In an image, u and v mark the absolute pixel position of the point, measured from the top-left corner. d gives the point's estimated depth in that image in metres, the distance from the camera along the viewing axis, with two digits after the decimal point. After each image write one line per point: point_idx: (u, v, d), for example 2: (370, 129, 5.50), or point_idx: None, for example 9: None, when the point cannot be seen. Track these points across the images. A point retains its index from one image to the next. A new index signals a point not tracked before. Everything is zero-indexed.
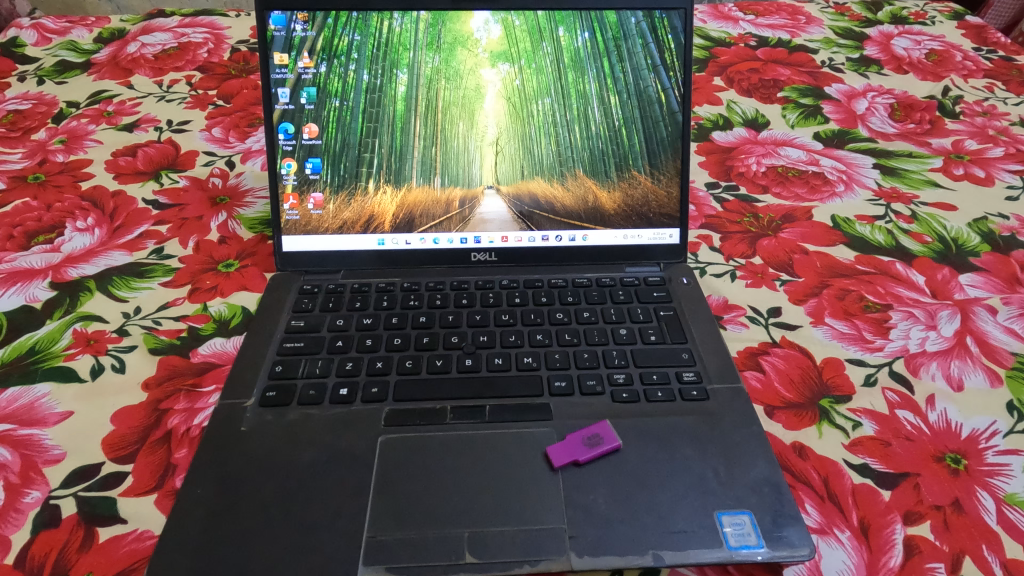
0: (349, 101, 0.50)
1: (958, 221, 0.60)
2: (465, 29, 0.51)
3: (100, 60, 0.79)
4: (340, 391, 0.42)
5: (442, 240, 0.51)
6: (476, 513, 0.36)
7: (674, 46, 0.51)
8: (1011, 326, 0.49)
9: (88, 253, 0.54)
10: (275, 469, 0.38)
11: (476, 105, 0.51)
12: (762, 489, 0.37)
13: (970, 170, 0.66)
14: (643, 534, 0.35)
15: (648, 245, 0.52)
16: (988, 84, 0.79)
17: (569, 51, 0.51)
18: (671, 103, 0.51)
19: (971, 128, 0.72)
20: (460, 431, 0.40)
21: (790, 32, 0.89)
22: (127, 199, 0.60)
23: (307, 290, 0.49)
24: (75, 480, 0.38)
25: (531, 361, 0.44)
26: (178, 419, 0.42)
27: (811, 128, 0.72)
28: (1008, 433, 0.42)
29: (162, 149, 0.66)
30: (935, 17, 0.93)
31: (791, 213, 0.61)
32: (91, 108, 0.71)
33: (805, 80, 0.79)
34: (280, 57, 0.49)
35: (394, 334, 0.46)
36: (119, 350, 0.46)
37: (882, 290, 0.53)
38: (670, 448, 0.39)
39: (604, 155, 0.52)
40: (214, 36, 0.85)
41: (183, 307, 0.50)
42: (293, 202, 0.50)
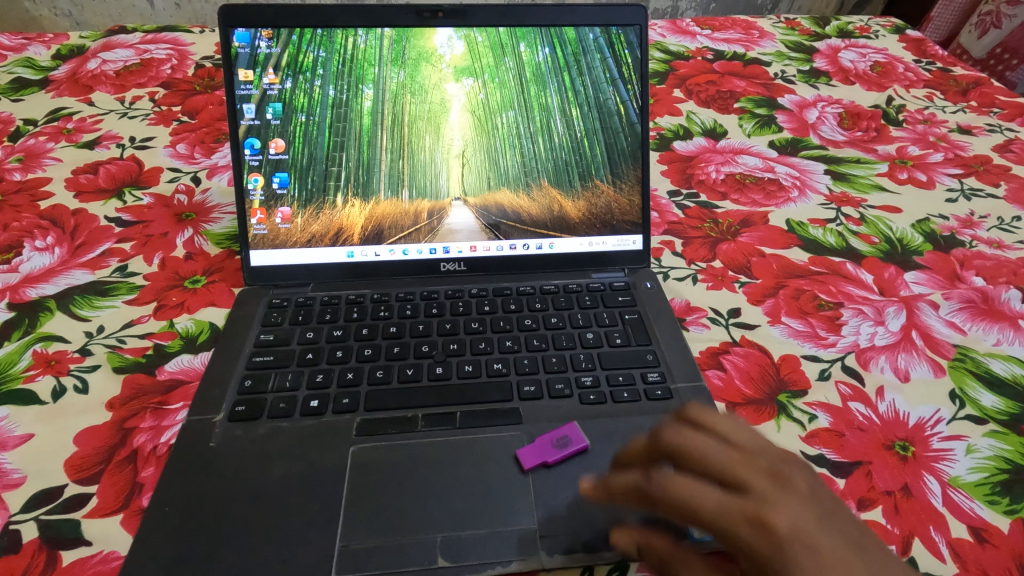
0: (315, 116, 0.51)
1: (903, 222, 0.64)
2: (430, 45, 0.52)
3: (59, 77, 0.78)
4: (311, 403, 0.42)
5: (411, 252, 0.52)
6: (449, 518, 0.36)
7: (631, 60, 0.53)
8: (951, 320, 0.53)
9: (47, 272, 0.53)
10: (246, 484, 0.37)
11: (442, 118, 0.52)
12: None
13: (913, 174, 0.70)
14: (612, 531, 0.36)
15: (612, 251, 0.54)
16: (928, 94, 0.84)
17: (531, 66, 0.53)
18: (630, 115, 0.53)
19: (913, 135, 0.76)
20: (432, 438, 0.41)
21: (745, 46, 0.93)
22: (88, 217, 0.59)
23: (277, 303, 0.49)
24: (37, 504, 0.37)
25: (501, 367, 0.45)
26: (145, 437, 0.41)
27: (766, 137, 0.75)
28: (951, 420, 0.45)
29: (125, 166, 0.65)
30: (879, 31, 0.99)
31: (748, 218, 0.64)
32: (50, 126, 0.70)
33: (760, 91, 0.83)
34: (244, 73, 0.49)
35: (365, 345, 0.46)
36: (81, 370, 0.45)
37: (834, 289, 0.55)
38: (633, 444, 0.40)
39: (568, 165, 0.53)
40: (177, 52, 0.84)
41: (149, 324, 0.49)
42: (261, 216, 0.50)
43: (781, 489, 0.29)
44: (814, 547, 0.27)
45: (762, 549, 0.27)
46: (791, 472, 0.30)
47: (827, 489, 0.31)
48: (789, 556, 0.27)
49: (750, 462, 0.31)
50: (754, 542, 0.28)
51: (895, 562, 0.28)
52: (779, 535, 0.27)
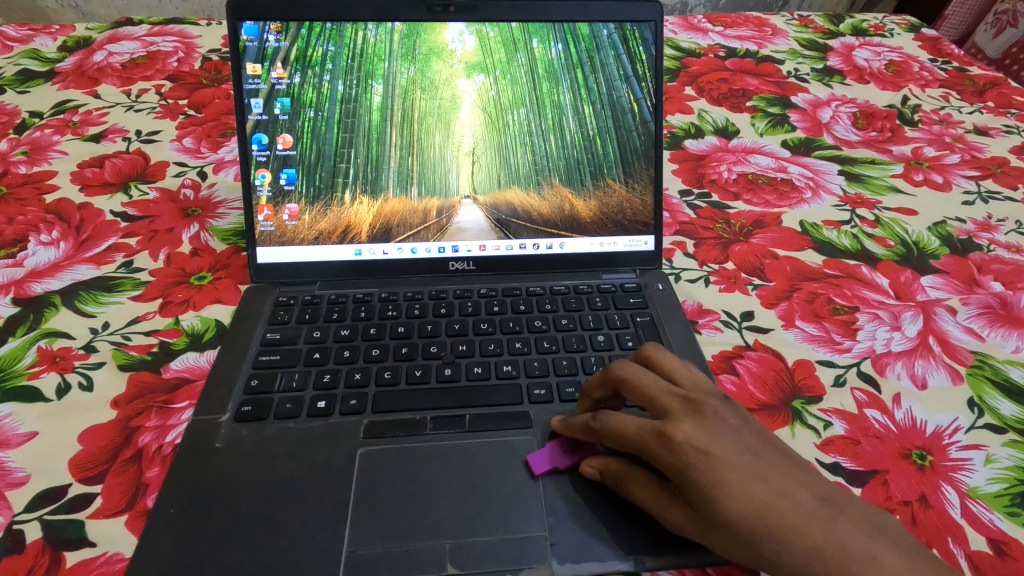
0: (323, 111, 0.50)
1: (919, 225, 0.62)
2: (440, 40, 0.51)
3: (65, 69, 0.78)
4: (318, 404, 0.41)
5: (419, 250, 0.51)
6: (457, 524, 0.36)
7: (645, 57, 0.52)
8: (969, 326, 0.52)
9: (52, 267, 0.52)
10: (251, 486, 0.37)
11: (452, 115, 0.51)
12: None
13: (929, 176, 0.69)
14: (624, 539, 0.35)
15: (623, 252, 0.53)
16: (943, 94, 0.83)
17: (543, 62, 0.52)
18: (644, 114, 0.52)
19: (929, 136, 0.75)
20: (441, 441, 0.40)
21: (757, 43, 0.92)
22: (94, 211, 0.58)
23: (283, 301, 0.49)
24: (41, 503, 0.37)
25: (510, 369, 0.44)
26: (150, 437, 0.41)
27: (779, 136, 0.74)
28: (969, 429, 0.44)
29: (131, 160, 0.65)
30: (894, 29, 0.97)
31: (761, 219, 0.62)
32: (55, 119, 0.70)
33: (773, 90, 0.82)
34: (252, 67, 0.48)
35: (372, 345, 0.45)
36: (86, 367, 0.45)
37: (849, 293, 0.54)
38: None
39: (579, 164, 0.52)
40: (183, 45, 0.84)
41: (154, 321, 0.49)
42: (268, 213, 0.49)
43: (692, 409, 0.35)
44: (707, 451, 0.33)
45: (664, 452, 0.33)
46: (708, 399, 0.36)
47: (742, 416, 0.36)
48: (681, 457, 0.33)
49: (674, 392, 0.36)
50: (657, 448, 0.34)
51: (787, 473, 0.33)
52: (676, 440, 0.33)
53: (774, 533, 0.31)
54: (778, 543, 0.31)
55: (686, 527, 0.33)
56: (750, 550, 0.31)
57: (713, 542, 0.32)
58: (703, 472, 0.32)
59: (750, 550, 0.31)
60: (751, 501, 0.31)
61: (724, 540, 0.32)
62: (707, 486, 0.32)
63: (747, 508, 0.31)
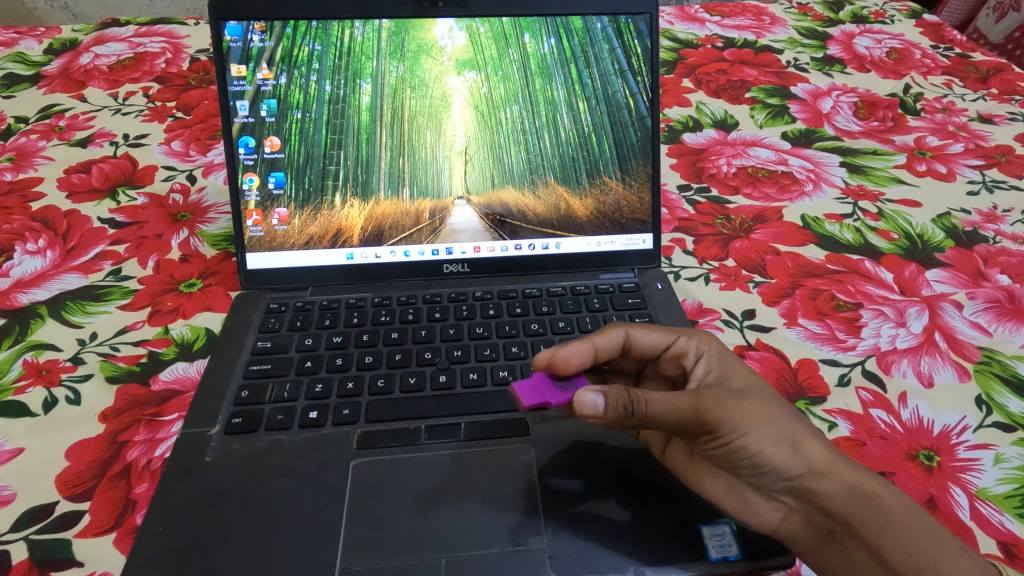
0: (311, 113, 0.49)
1: (923, 217, 0.61)
2: (430, 37, 0.50)
3: (51, 72, 0.76)
4: (310, 414, 0.40)
5: (413, 253, 0.50)
6: (453, 537, 0.35)
7: (641, 50, 0.51)
8: (976, 320, 0.51)
9: (39, 277, 0.51)
10: (241, 501, 0.36)
11: (443, 114, 0.50)
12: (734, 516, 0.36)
13: (933, 166, 0.68)
14: (624, 550, 0.34)
15: (621, 251, 0.52)
16: (946, 81, 0.81)
17: (535, 57, 0.51)
18: (640, 109, 0.51)
19: (932, 125, 0.74)
20: (436, 451, 0.39)
21: (755, 33, 0.90)
22: (81, 218, 0.57)
23: (274, 308, 0.48)
24: (27, 523, 0.36)
25: (506, 374, 0.43)
26: (138, 451, 0.40)
27: (778, 128, 0.73)
28: (978, 428, 0.43)
29: (119, 165, 0.63)
30: (894, 16, 0.95)
31: (762, 213, 0.61)
32: (41, 124, 0.68)
33: (772, 80, 0.80)
34: (237, 68, 0.47)
35: (366, 352, 0.44)
36: (73, 381, 0.44)
37: (852, 289, 0.53)
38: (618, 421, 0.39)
39: (575, 161, 0.51)
40: (171, 45, 0.82)
41: (143, 331, 0.48)
42: (257, 218, 0.48)
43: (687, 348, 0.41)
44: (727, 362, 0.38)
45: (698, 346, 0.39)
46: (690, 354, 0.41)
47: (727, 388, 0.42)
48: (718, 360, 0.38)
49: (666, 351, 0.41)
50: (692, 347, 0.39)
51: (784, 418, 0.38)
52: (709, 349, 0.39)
53: (795, 417, 0.35)
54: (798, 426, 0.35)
55: (730, 397, 0.34)
56: (780, 424, 0.34)
57: (753, 416, 0.34)
58: (735, 362, 0.38)
59: (780, 424, 0.34)
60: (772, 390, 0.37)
61: (761, 411, 0.34)
62: (739, 373, 0.37)
63: (772, 394, 0.36)
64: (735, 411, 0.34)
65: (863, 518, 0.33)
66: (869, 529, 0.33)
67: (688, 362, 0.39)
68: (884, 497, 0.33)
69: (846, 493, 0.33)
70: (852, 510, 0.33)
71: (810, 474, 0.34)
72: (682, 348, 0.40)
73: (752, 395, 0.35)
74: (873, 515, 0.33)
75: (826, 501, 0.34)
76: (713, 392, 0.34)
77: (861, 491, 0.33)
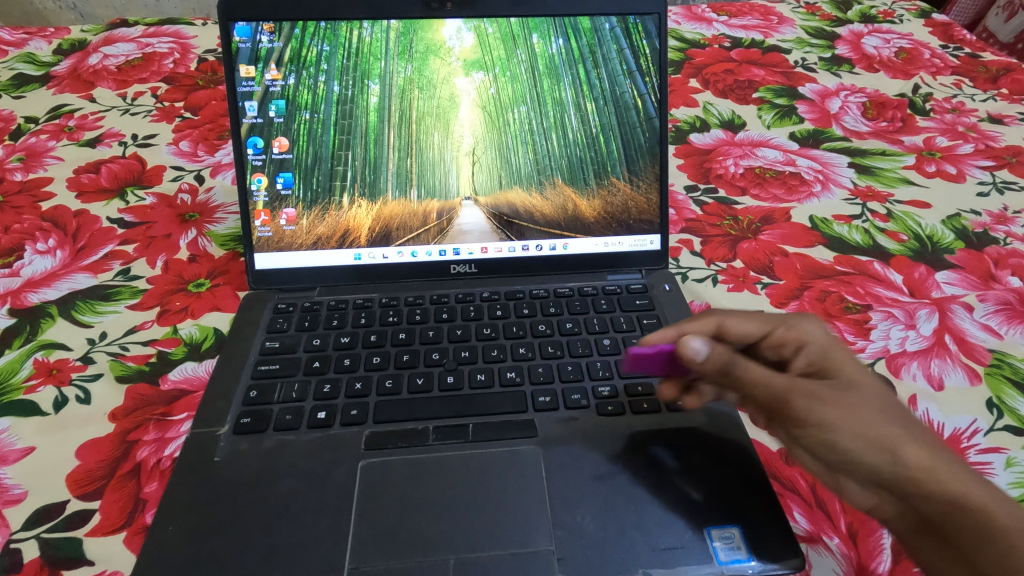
0: (319, 113, 0.49)
1: (932, 219, 0.61)
2: (438, 38, 0.50)
3: (60, 72, 0.77)
4: (319, 414, 0.40)
5: (420, 254, 0.50)
6: (462, 538, 0.35)
7: (649, 51, 0.50)
8: (986, 323, 0.50)
9: (49, 276, 0.52)
10: (251, 500, 0.36)
11: (451, 114, 0.50)
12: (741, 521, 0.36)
13: (942, 167, 0.67)
14: (633, 553, 0.34)
15: (628, 252, 0.52)
16: (955, 81, 0.81)
17: (543, 58, 0.51)
18: (648, 109, 0.51)
19: (941, 125, 0.73)
20: (444, 452, 0.39)
21: (763, 33, 0.90)
22: (90, 218, 0.58)
23: (282, 308, 0.48)
24: (38, 521, 0.36)
25: (514, 375, 0.43)
26: (148, 451, 0.40)
27: (786, 128, 0.72)
28: (989, 431, 0.43)
29: (127, 165, 0.64)
30: (903, 15, 0.95)
31: (770, 214, 0.61)
32: (51, 124, 0.69)
33: (779, 80, 0.80)
34: (246, 69, 0.47)
35: (373, 352, 0.45)
36: (84, 380, 0.44)
37: (861, 290, 0.53)
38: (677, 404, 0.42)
39: (583, 162, 0.51)
40: (179, 46, 0.83)
41: (152, 330, 0.48)
42: (265, 218, 0.48)
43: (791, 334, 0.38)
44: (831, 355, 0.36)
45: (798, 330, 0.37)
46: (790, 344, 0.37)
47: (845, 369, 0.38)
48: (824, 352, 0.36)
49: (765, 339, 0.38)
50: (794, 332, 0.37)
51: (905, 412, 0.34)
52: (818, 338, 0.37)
53: (897, 420, 0.32)
54: (899, 430, 0.32)
55: (823, 393, 0.33)
56: (874, 428, 0.32)
57: (843, 415, 0.32)
58: (845, 356, 0.36)
59: (874, 428, 0.32)
60: (880, 388, 0.34)
61: (855, 412, 0.32)
62: (846, 368, 0.35)
63: (879, 392, 0.33)
64: (824, 409, 0.33)
65: (959, 532, 0.30)
66: (967, 541, 0.30)
67: (788, 350, 0.37)
68: (993, 515, 0.30)
69: (946, 506, 0.30)
70: (947, 522, 0.31)
71: (907, 482, 0.31)
72: (783, 337, 0.37)
73: (850, 393, 0.33)
74: (972, 527, 0.30)
75: (921, 509, 0.31)
76: (805, 388, 0.33)
77: (965, 506, 0.30)
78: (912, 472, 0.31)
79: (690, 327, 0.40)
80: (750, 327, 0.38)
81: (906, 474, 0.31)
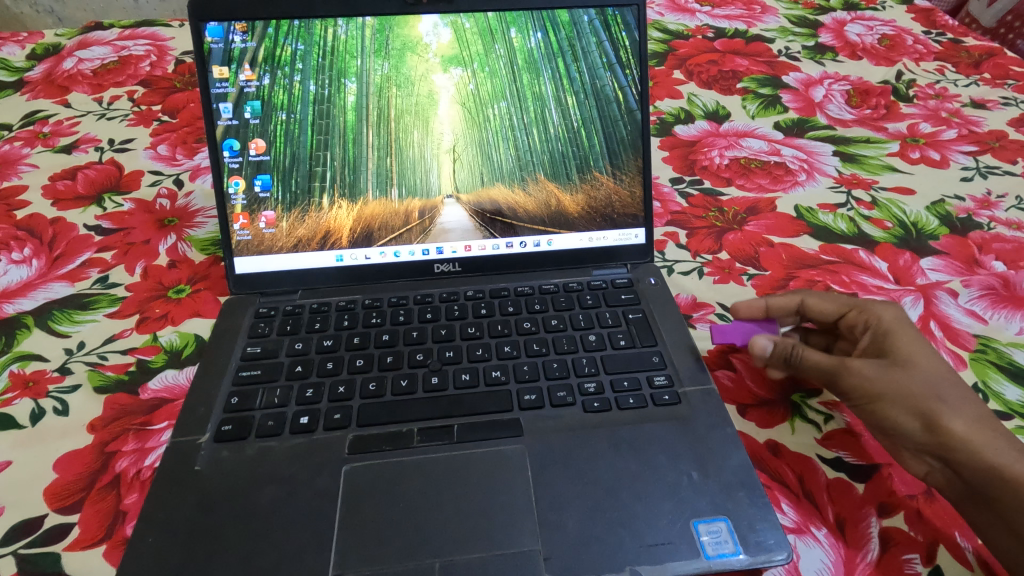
0: (296, 114, 0.48)
1: (917, 205, 0.61)
2: (414, 34, 0.49)
3: (34, 78, 0.75)
4: (301, 419, 0.40)
5: (403, 253, 0.50)
6: (447, 541, 0.35)
7: (629, 43, 0.50)
8: (971, 308, 0.50)
9: (24, 286, 0.51)
10: (233, 509, 0.36)
11: (430, 111, 0.49)
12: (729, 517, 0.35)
13: (926, 153, 0.67)
14: (620, 550, 0.34)
15: (613, 246, 0.51)
16: (938, 67, 0.81)
17: (522, 52, 0.50)
18: (629, 102, 0.50)
19: (925, 111, 0.73)
20: (429, 454, 0.39)
21: (746, 22, 0.89)
22: (67, 226, 0.57)
23: (264, 312, 0.47)
24: (15, 536, 0.36)
25: (499, 374, 0.43)
26: (128, 462, 0.39)
27: (771, 118, 0.72)
28: None
29: (104, 170, 0.62)
30: (886, 2, 0.94)
31: (755, 205, 0.61)
32: (25, 130, 0.67)
33: (763, 70, 0.80)
34: (219, 70, 0.46)
35: (356, 355, 0.44)
36: (61, 391, 0.43)
37: (847, 279, 0.53)
38: (717, 372, 0.46)
39: (565, 157, 0.50)
40: (155, 48, 0.81)
41: (131, 339, 0.47)
42: (244, 222, 0.48)
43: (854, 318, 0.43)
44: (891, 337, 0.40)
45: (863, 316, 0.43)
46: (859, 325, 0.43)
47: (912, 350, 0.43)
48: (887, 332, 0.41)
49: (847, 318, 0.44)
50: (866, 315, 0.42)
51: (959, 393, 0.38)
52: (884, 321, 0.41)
53: (946, 396, 0.37)
54: (946, 404, 0.37)
55: (877, 368, 0.38)
56: (921, 398, 0.37)
57: (891, 387, 0.38)
58: (909, 335, 0.40)
59: (920, 398, 0.37)
60: (937, 366, 0.38)
61: (903, 384, 0.38)
62: (906, 346, 0.40)
63: (934, 370, 0.38)
64: (876, 380, 0.38)
65: (998, 500, 0.34)
66: (1007, 504, 0.34)
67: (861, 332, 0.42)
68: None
69: (984, 473, 0.35)
70: (984, 489, 0.35)
71: (947, 445, 0.36)
72: (858, 318, 0.43)
73: (904, 368, 0.38)
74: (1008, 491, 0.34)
75: (961, 477, 0.36)
76: (861, 363, 0.39)
77: (1003, 476, 0.34)
78: (953, 441, 0.36)
79: (779, 308, 0.46)
80: (828, 308, 0.44)
81: (948, 440, 0.36)
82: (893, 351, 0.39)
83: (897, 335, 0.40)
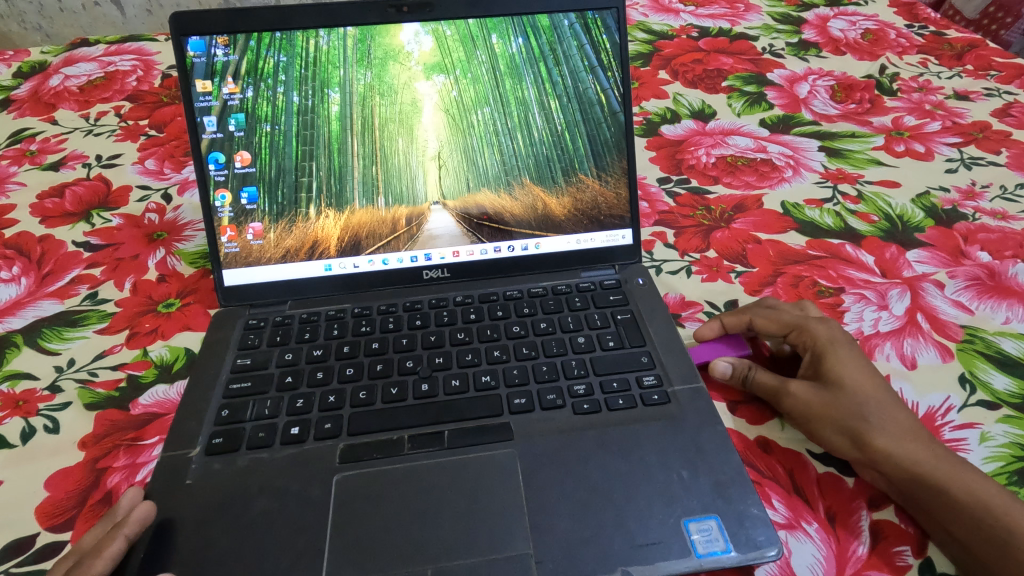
0: (280, 125, 0.48)
1: (902, 198, 0.61)
2: (396, 43, 0.49)
3: (20, 96, 0.75)
4: (292, 430, 0.40)
5: (391, 261, 0.50)
6: (440, 547, 0.35)
7: (610, 46, 0.50)
8: (958, 299, 0.51)
9: (14, 305, 0.51)
10: (224, 522, 0.36)
11: (414, 119, 0.50)
12: (717, 514, 0.36)
13: (911, 146, 0.68)
14: (610, 551, 0.34)
15: (602, 248, 0.52)
16: (921, 60, 0.81)
17: (504, 58, 0.50)
18: (612, 104, 0.51)
19: (909, 104, 0.74)
20: (420, 461, 0.39)
21: (730, 21, 0.90)
22: (56, 243, 0.57)
23: (253, 324, 0.47)
24: (7, 556, 0.36)
25: (489, 379, 0.43)
26: (119, 477, 0.39)
27: (756, 115, 0.73)
28: (962, 407, 0.43)
29: (92, 186, 0.63)
30: None
31: (742, 202, 0.61)
32: (12, 149, 0.68)
33: (748, 68, 0.80)
34: (202, 84, 0.46)
35: (346, 364, 0.44)
36: (51, 409, 0.43)
37: (834, 274, 0.53)
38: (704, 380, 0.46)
39: (550, 160, 0.51)
40: (142, 62, 0.81)
41: (121, 354, 0.47)
42: (231, 234, 0.48)
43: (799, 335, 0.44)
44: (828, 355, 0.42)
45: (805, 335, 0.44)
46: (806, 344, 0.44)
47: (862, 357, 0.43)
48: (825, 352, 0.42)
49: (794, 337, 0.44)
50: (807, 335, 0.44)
51: (891, 405, 0.39)
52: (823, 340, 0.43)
53: (873, 412, 0.39)
54: (873, 422, 0.39)
55: (810, 393, 0.41)
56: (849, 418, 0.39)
57: (821, 409, 0.40)
58: (845, 353, 0.42)
59: (848, 418, 0.39)
60: (866, 382, 0.40)
61: (832, 405, 0.40)
62: (840, 365, 0.41)
63: (861, 386, 0.40)
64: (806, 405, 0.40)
65: (929, 506, 0.36)
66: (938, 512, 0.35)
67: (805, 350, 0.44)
68: (953, 491, 0.35)
69: (913, 479, 0.36)
70: (917, 493, 0.36)
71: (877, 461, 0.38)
72: (800, 337, 0.44)
73: (834, 390, 0.40)
74: (936, 500, 0.36)
75: (895, 484, 0.37)
76: (795, 388, 0.41)
77: (929, 485, 0.36)
78: (882, 456, 0.37)
79: (733, 327, 0.47)
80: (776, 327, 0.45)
81: (875, 452, 0.38)
82: (829, 370, 0.41)
83: (833, 354, 0.42)
